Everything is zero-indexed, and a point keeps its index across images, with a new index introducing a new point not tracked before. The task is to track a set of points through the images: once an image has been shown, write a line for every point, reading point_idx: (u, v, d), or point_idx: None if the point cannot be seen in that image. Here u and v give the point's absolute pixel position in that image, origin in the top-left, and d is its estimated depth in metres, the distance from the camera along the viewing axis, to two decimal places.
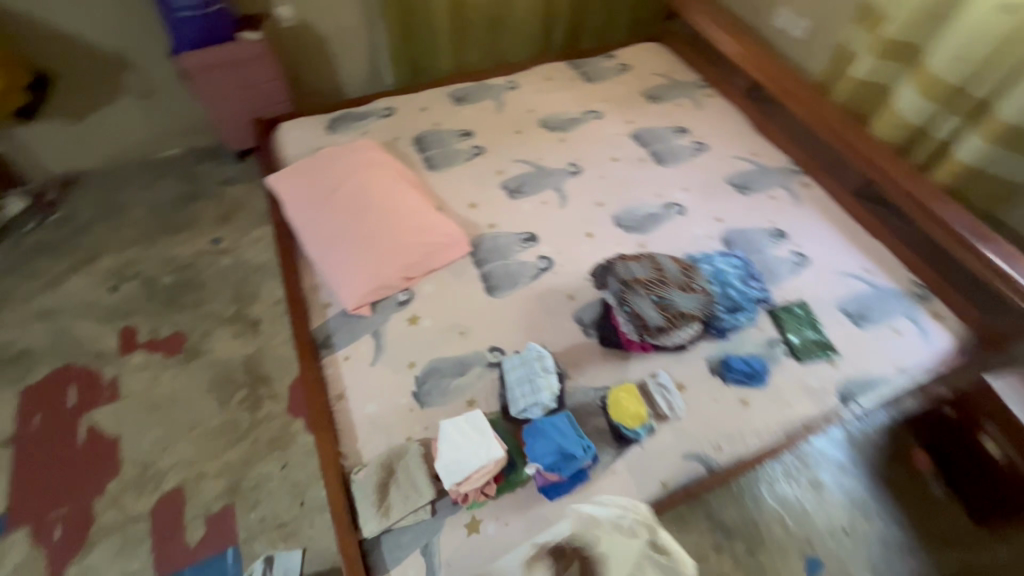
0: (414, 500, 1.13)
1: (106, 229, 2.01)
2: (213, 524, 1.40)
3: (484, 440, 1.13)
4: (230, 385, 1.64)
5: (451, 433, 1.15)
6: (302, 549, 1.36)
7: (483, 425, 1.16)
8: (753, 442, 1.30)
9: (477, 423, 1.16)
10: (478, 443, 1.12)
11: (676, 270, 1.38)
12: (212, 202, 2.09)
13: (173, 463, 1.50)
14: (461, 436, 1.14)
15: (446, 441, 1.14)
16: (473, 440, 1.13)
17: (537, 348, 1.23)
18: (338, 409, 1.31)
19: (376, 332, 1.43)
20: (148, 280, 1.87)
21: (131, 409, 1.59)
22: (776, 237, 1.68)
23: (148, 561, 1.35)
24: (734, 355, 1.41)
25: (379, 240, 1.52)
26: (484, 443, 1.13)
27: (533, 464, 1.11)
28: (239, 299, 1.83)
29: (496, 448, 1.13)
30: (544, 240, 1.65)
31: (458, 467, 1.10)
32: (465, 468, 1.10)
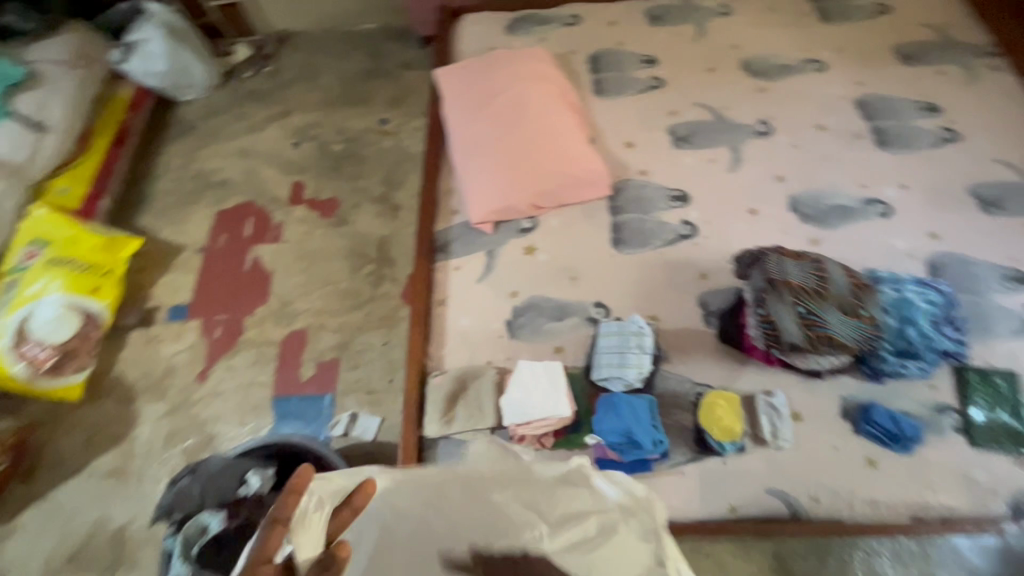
0: (476, 421, 1.17)
1: (302, 89, 2.23)
2: (322, 369, 1.63)
3: (557, 396, 1.11)
4: (362, 257, 1.81)
5: (527, 375, 1.13)
6: (381, 418, 1.53)
7: (560, 380, 1.12)
8: (865, 510, 1.07)
9: (555, 376, 1.13)
10: (550, 395, 1.11)
11: (845, 286, 1.11)
12: (390, 82, 2.19)
13: (305, 308, 1.74)
14: (536, 382, 1.13)
15: (519, 381, 1.13)
16: (547, 391, 1.11)
17: (641, 324, 1.14)
18: (437, 313, 1.36)
19: (492, 251, 1.43)
20: (323, 144, 2.07)
21: (286, 252, 1.85)
22: (1010, 280, 1.27)
23: (271, 379, 1.63)
24: (881, 405, 1.15)
25: (521, 160, 1.46)
26: (556, 399, 1.11)
27: (594, 436, 1.07)
28: (389, 181, 1.95)
29: (563, 407, 1.10)
30: (695, 203, 1.44)
31: (524, 410, 1.11)
32: (530, 414, 1.10)
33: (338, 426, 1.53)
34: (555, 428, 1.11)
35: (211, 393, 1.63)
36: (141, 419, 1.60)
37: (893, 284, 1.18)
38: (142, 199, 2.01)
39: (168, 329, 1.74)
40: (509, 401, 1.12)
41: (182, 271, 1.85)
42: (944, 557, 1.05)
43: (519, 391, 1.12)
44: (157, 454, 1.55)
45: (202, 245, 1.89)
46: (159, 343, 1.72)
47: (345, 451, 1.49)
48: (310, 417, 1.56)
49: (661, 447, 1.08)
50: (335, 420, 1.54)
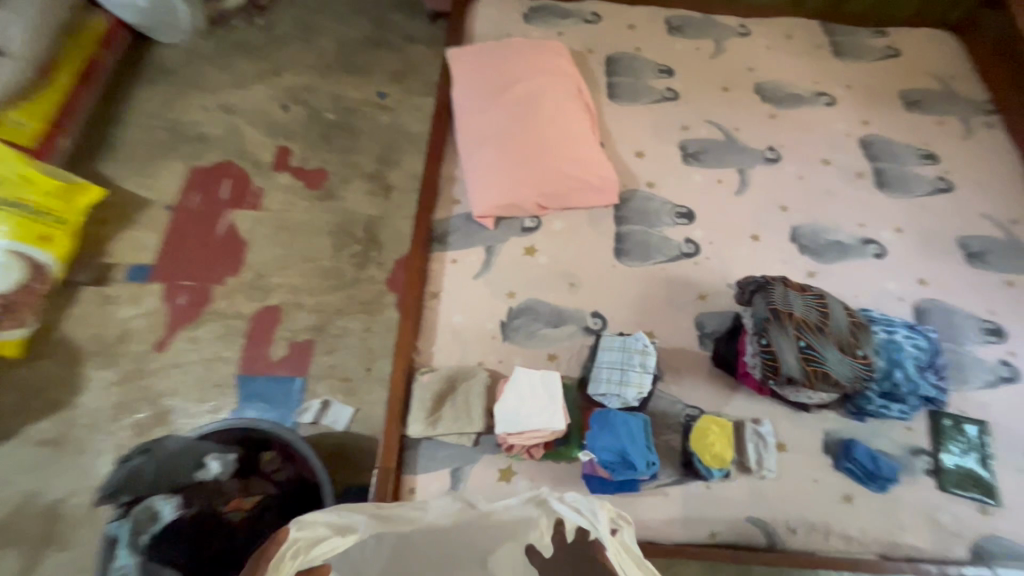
0: (464, 424, 1.12)
1: (296, 48, 2.09)
2: (294, 351, 1.53)
3: (553, 407, 1.07)
4: (348, 236, 1.71)
5: (523, 382, 1.09)
6: (355, 409, 1.46)
7: (557, 391, 1.08)
8: (838, 544, 1.10)
9: (552, 386, 1.09)
10: (545, 406, 1.07)
11: (845, 324, 1.12)
12: (392, 54, 2.08)
13: (281, 284, 1.63)
14: (532, 390, 1.08)
15: (514, 388, 1.09)
16: (542, 401, 1.07)
17: (646, 342, 1.10)
18: (429, 306, 1.30)
19: (491, 247, 1.37)
20: (314, 110, 1.95)
21: (265, 222, 1.73)
22: (988, 332, 1.31)
23: (237, 356, 1.52)
24: (862, 442, 1.18)
25: (530, 155, 1.40)
26: (551, 410, 1.06)
27: (588, 453, 1.04)
28: (383, 159, 1.85)
29: (558, 420, 1.06)
30: (700, 223, 1.43)
31: (517, 419, 1.06)
32: (523, 423, 1.06)
33: (307, 413, 1.45)
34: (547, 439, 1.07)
35: (169, 365, 1.51)
36: (87, 387, 1.47)
37: (885, 326, 1.21)
38: (106, 144, 1.84)
39: (125, 291, 1.60)
40: (501, 407, 1.08)
41: (147, 229, 1.70)
42: None
43: (513, 398, 1.08)
44: (102, 426, 1.42)
45: (171, 203, 1.75)
46: (114, 305, 1.58)
47: (314, 439, 1.42)
48: (278, 401, 1.47)
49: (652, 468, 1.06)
50: (305, 407, 1.46)
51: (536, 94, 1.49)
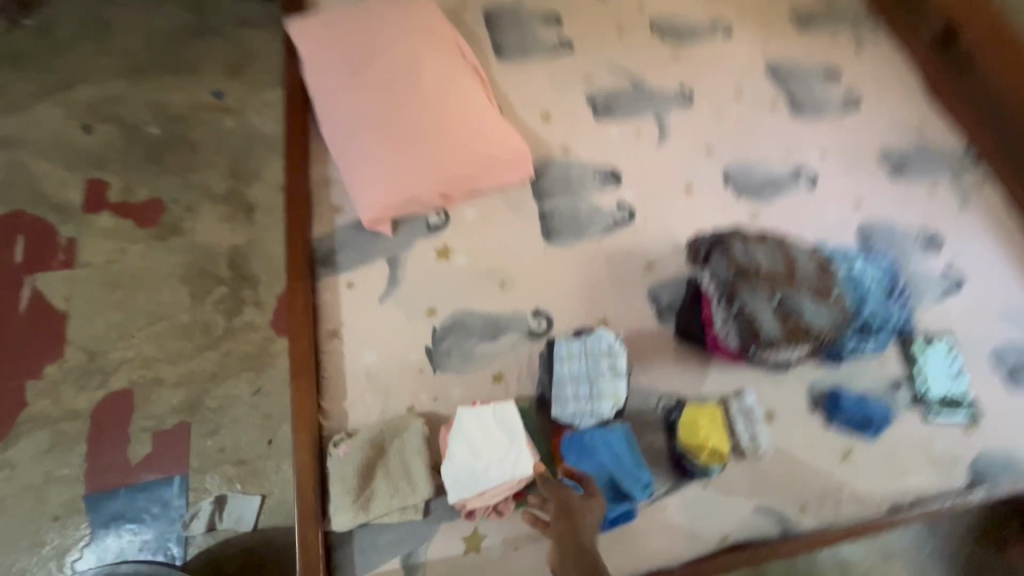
0: (406, 496, 0.86)
1: (88, 51, 1.61)
2: (163, 442, 1.16)
3: (516, 448, 0.85)
4: (208, 278, 1.34)
5: (471, 426, 0.87)
6: (262, 496, 1.13)
7: (516, 426, 0.87)
8: (851, 510, 0.98)
9: (508, 421, 0.87)
10: (506, 449, 0.85)
11: (812, 268, 1.01)
12: (222, 42, 1.67)
13: (127, 358, 1.23)
14: (485, 433, 0.87)
15: (463, 436, 0.86)
16: (501, 444, 0.85)
17: (609, 341, 0.90)
18: (328, 350, 1.00)
19: (394, 258, 1.10)
20: (130, 126, 1.51)
21: (87, 281, 1.30)
22: (927, 242, 1.27)
23: (80, 469, 1.12)
24: (845, 389, 1.08)
25: (418, 136, 1.13)
26: (515, 452, 0.85)
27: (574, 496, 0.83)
28: (236, 173, 1.48)
29: (526, 464, 0.85)
30: (629, 183, 1.25)
31: (475, 476, 0.84)
32: (482, 479, 0.84)
33: (197, 521, 1.10)
34: (516, 488, 0.85)
35: None
36: None
37: (842, 258, 1.10)
38: None
39: None
40: (452, 466, 0.85)
41: None
42: None
43: (463, 450, 0.85)
44: None
45: None
46: None
47: (214, 553, 1.08)
48: (152, 515, 1.10)
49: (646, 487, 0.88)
50: (193, 514, 1.10)
51: (407, 60, 1.21)
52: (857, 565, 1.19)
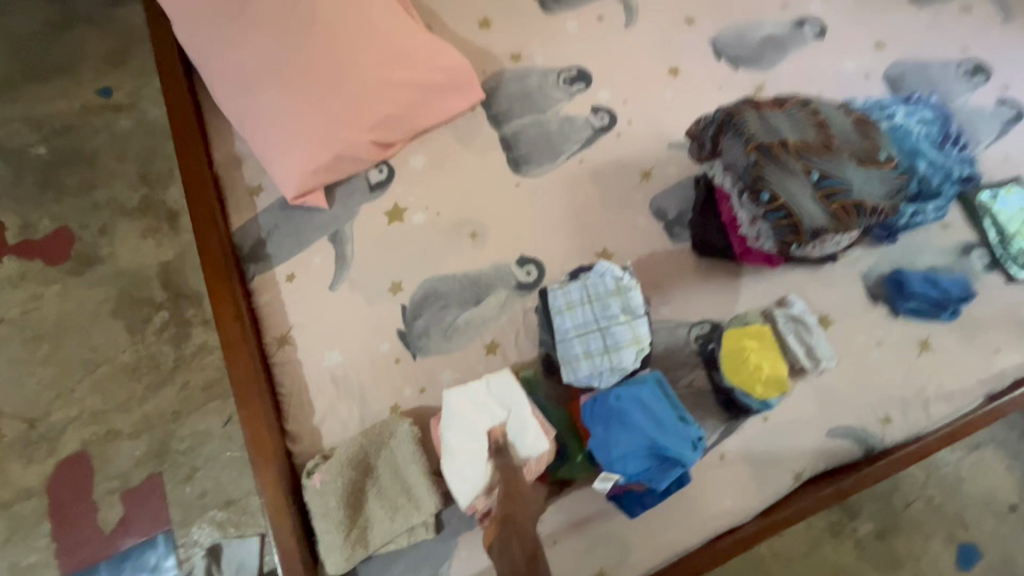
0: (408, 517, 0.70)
1: None
2: (137, 500, 1.01)
3: (518, 425, 0.69)
4: (143, 305, 1.14)
5: (462, 413, 0.70)
6: (261, 535, 0.99)
7: (515, 399, 0.69)
8: (942, 409, 0.82)
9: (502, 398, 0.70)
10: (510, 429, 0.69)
11: (848, 128, 0.80)
12: (93, 27, 1.39)
13: (73, 416, 1.07)
14: (481, 418, 0.69)
15: (455, 428, 0.70)
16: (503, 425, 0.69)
17: (617, 275, 0.70)
18: (281, 360, 0.82)
19: (337, 234, 0.89)
20: (11, 151, 1.28)
21: (6, 340, 1.12)
22: (970, 72, 1.04)
23: (51, 551, 0.98)
24: (907, 269, 0.89)
25: (329, 76, 0.90)
26: (517, 428, 0.69)
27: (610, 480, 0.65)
28: (146, 179, 1.26)
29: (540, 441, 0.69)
30: (601, 81, 1.02)
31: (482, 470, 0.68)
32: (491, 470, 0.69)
33: None
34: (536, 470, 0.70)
35: None
36: None
37: (880, 110, 0.88)
38: None
39: None
40: (455, 464, 0.70)
41: None
42: None
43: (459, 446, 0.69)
44: None
45: None
46: None
47: None
48: None
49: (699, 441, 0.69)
50: (187, 572, 0.96)
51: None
52: (944, 462, 1.04)
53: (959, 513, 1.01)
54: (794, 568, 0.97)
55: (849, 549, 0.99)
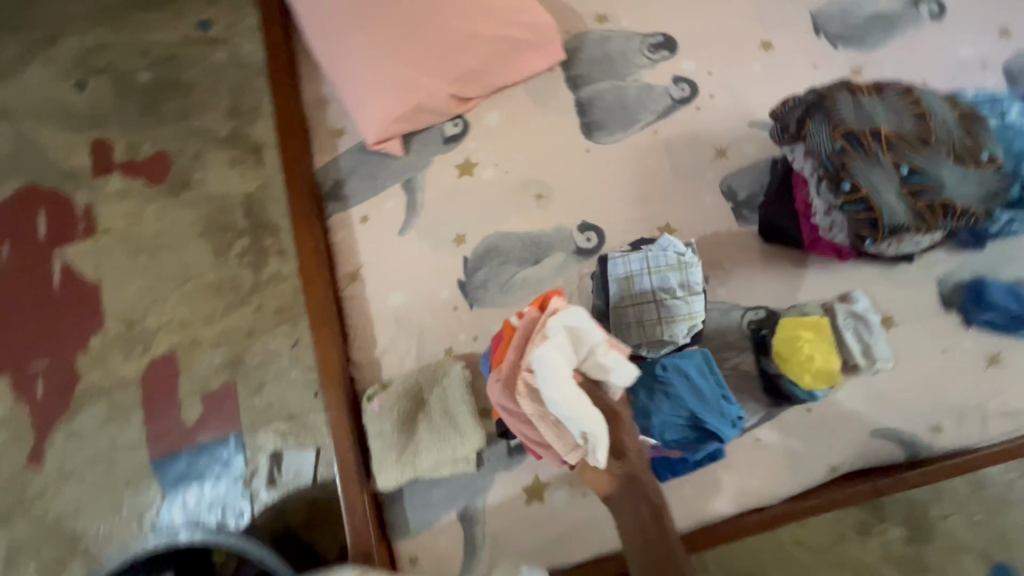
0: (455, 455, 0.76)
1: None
2: (214, 402, 1.13)
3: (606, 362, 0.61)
4: (227, 231, 1.25)
5: (560, 370, 0.58)
6: (317, 449, 1.09)
7: (595, 334, 0.61)
8: (1001, 426, 0.79)
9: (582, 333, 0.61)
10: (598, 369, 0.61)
11: (951, 122, 0.75)
12: None
13: (164, 322, 1.20)
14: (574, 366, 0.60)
15: (560, 386, 0.57)
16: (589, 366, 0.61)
17: (679, 250, 0.70)
18: (350, 295, 0.88)
19: (409, 182, 0.94)
20: (121, 76, 1.38)
21: (111, 250, 1.25)
22: None
23: (142, 435, 1.12)
24: (990, 279, 0.84)
25: (417, 26, 0.92)
26: (604, 366, 0.61)
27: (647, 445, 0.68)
28: (236, 112, 1.34)
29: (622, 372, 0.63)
30: (686, 50, 0.99)
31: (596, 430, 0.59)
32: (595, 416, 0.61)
33: (258, 478, 1.09)
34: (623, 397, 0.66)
35: (57, 479, 1.11)
36: None
37: (991, 105, 0.81)
38: None
39: None
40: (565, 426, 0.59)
41: None
42: None
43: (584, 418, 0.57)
44: None
45: None
46: None
47: (278, 507, 1.06)
48: (214, 475, 1.09)
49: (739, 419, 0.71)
50: (252, 471, 1.09)
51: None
52: (991, 480, 1.01)
53: (999, 533, 0.99)
54: (816, 559, 0.98)
55: (875, 550, 0.99)
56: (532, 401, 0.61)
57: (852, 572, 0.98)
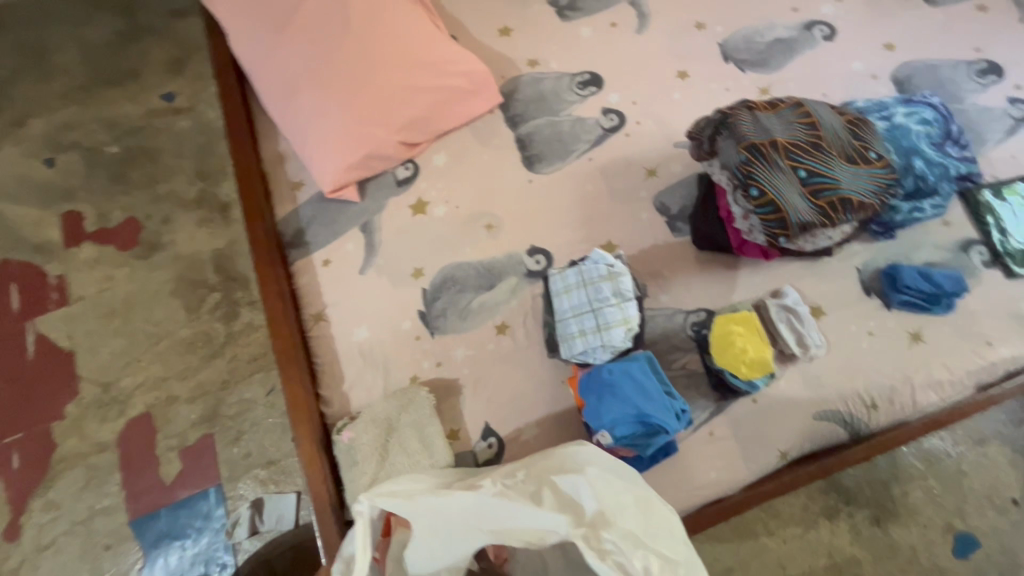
0: (522, 482, 0.65)
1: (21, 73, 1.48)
2: (192, 457, 1.14)
3: (459, 547, 0.64)
4: (198, 288, 1.28)
5: (471, 540, 0.64)
6: (297, 493, 1.11)
7: (466, 548, 0.64)
8: (930, 397, 0.85)
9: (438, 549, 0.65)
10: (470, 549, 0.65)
11: (839, 127, 0.84)
12: (159, 35, 1.52)
13: (139, 382, 1.21)
14: (469, 543, 0.64)
15: (457, 541, 0.64)
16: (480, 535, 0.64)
17: (608, 263, 0.80)
18: (316, 335, 0.93)
19: (367, 225, 1.00)
20: (86, 146, 1.41)
21: (84, 316, 1.27)
22: (982, 72, 1.07)
23: (120, 498, 1.12)
24: (903, 263, 0.92)
25: (362, 81, 1.00)
26: (457, 548, 0.64)
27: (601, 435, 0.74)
28: (201, 174, 1.39)
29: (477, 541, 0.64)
30: (612, 85, 1.09)
31: (452, 537, 0.64)
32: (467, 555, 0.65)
33: (240, 527, 1.10)
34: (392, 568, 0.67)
35: (35, 552, 1.10)
36: None
37: (880, 111, 0.95)
38: None
39: None
40: (458, 550, 0.65)
41: None
42: (954, 436, 1.08)
43: (454, 529, 0.64)
44: None
45: None
46: None
47: (262, 555, 1.07)
48: (194, 532, 1.10)
49: (683, 414, 0.76)
50: (234, 520, 1.10)
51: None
52: (943, 453, 1.08)
53: (956, 503, 1.05)
54: (791, 550, 1.03)
55: (845, 534, 1.04)
56: (446, 553, 0.65)
57: (826, 557, 1.03)
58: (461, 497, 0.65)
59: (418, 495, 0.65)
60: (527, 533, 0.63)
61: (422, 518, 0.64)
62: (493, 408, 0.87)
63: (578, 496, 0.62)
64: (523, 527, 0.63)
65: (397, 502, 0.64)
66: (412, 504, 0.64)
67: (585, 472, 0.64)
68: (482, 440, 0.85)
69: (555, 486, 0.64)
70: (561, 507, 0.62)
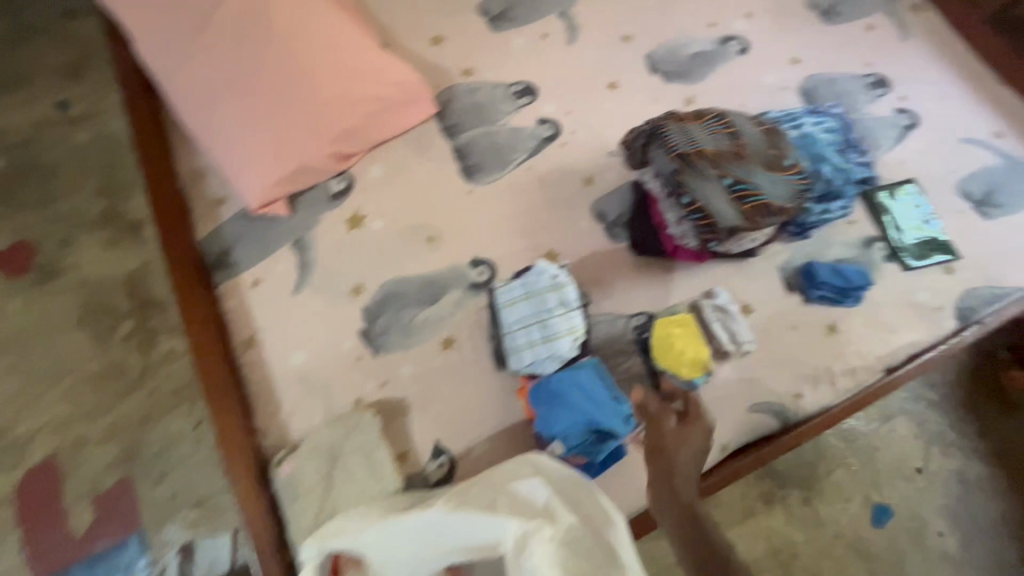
0: (475, 494, 0.68)
1: None
2: (108, 504, 1.03)
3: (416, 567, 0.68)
4: (109, 316, 1.16)
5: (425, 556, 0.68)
6: (233, 532, 1.03)
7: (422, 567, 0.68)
8: (847, 383, 0.93)
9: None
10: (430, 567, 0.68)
11: (757, 137, 0.90)
12: (51, 37, 1.37)
13: (40, 425, 1.08)
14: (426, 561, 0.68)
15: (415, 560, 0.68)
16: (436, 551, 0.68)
17: (552, 274, 0.84)
18: (248, 362, 0.87)
19: (299, 242, 0.95)
20: None
21: None
22: (874, 85, 1.18)
23: (21, 559, 0.99)
24: (818, 261, 1.00)
25: (288, 91, 0.95)
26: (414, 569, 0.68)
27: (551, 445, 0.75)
28: (107, 189, 1.26)
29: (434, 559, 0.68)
30: (546, 95, 1.11)
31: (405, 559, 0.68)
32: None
33: None
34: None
35: None
36: None
37: (790, 121, 1.02)
38: None
39: None
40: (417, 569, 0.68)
41: None
42: (867, 415, 1.19)
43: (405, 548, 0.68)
44: None
45: None
46: None
47: None
48: None
49: (631, 421, 0.76)
50: (160, 570, 1.00)
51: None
52: (859, 431, 1.18)
53: (873, 477, 1.15)
54: (733, 536, 1.09)
55: (780, 515, 1.11)
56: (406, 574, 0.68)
57: (764, 539, 1.10)
58: (412, 517, 0.68)
59: (376, 527, 0.69)
60: (475, 545, 0.66)
61: (376, 544, 0.68)
62: (443, 426, 0.85)
63: (531, 497, 0.65)
64: (470, 540, 0.66)
65: (350, 538, 0.69)
66: (370, 537, 0.68)
67: (541, 475, 0.67)
68: (433, 459, 0.83)
69: (511, 490, 0.68)
70: (516, 511, 0.65)
